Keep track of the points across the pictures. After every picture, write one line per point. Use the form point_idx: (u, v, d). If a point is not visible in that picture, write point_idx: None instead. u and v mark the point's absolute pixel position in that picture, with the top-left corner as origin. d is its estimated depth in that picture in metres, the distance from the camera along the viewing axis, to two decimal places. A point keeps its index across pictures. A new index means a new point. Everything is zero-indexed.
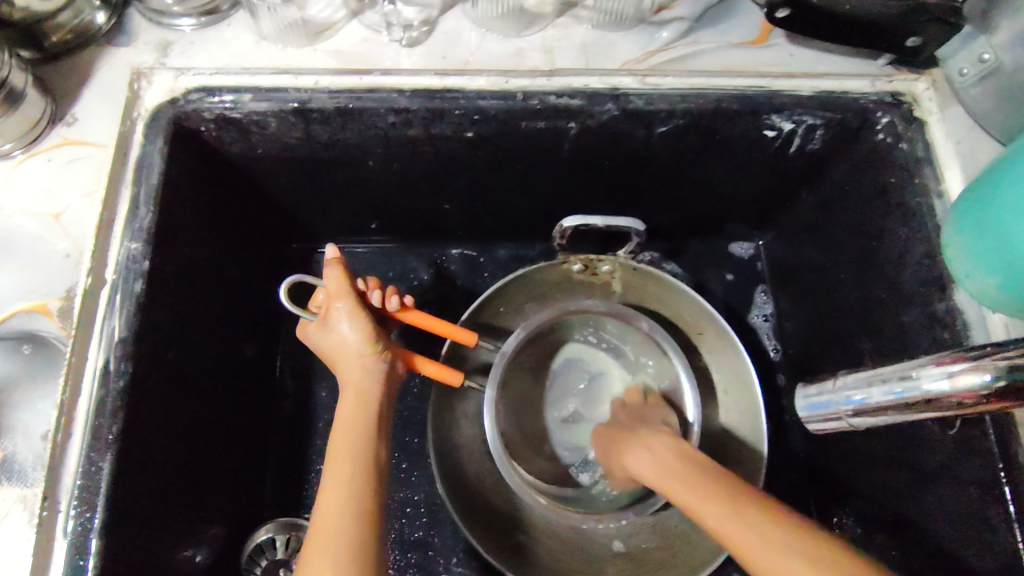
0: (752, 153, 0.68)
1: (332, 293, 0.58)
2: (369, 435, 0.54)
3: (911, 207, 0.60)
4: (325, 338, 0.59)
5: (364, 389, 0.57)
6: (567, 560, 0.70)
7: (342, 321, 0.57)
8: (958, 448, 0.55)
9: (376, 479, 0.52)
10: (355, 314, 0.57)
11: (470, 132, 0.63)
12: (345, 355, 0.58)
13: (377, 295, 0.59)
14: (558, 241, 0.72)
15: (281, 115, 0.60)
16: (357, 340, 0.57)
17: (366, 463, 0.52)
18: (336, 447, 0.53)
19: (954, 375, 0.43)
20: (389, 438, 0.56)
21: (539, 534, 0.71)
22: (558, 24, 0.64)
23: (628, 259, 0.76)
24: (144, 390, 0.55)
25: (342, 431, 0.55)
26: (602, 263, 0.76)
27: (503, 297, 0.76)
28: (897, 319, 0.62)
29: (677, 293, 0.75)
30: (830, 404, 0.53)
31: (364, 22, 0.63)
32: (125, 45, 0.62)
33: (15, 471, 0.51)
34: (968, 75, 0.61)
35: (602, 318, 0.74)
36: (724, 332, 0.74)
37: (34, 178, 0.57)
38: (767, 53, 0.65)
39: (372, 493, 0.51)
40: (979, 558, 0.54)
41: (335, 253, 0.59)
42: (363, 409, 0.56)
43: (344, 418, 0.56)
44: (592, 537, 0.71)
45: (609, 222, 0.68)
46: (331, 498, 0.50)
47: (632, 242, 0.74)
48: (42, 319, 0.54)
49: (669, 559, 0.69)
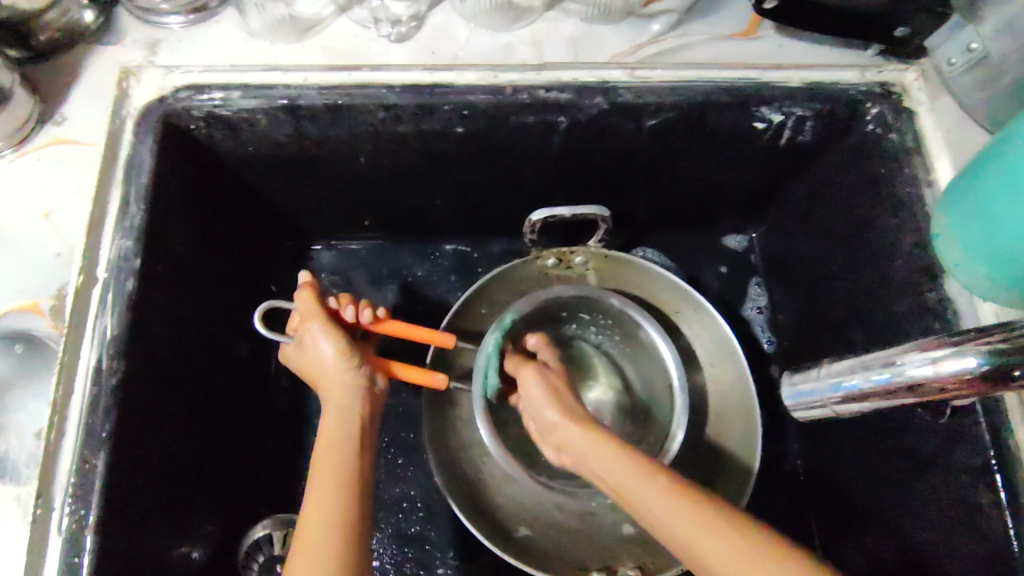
0: (743, 146, 0.68)
1: (303, 313, 0.60)
2: (353, 445, 0.55)
3: (902, 197, 0.60)
4: (305, 352, 0.60)
5: (343, 399, 0.57)
6: (569, 552, 0.70)
7: (317, 338, 0.59)
8: (948, 436, 0.55)
9: (361, 487, 0.52)
10: (328, 328, 0.59)
11: (460, 128, 0.63)
12: (325, 373, 0.59)
13: (349, 310, 0.61)
14: (530, 237, 0.73)
15: (271, 112, 0.60)
16: (333, 355, 0.58)
17: (353, 470, 0.53)
18: (321, 454, 0.54)
19: (937, 361, 0.43)
20: (373, 446, 0.57)
21: (542, 526, 0.71)
22: (547, 18, 0.64)
23: (599, 247, 0.76)
24: (137, 388, 0.55)
25: (325, 440, 0.55)
26: (576, 254, 0.77)
27: (484, 299, 0.76)
28: (889, 309, 0.63)
29: (651, 274, 0.77)
30: (816, 393, 0.53)
31: (352, 18, 0.63)
32: (113, 44, 0.62)
33: (8, 470, 0.51)
34: (957, 64, 0.61)
35: (577, 304, 0.75)
36: (701, 305, 0.76)
37: (23, 178, 0.57)
38: (756, 44, 0.65)
39: (358, 499, 0.51)
40: (970, 544, 0.55)
41: (308, 277, 0.61)
42: (345, 419, 0.56)
43: (327, 430, 0.56)
44: (600, 525, 0.71)
45: (574, 211, 0.69)
46: (319, 507, 0.50)
47: (601, 229, 0.74)
48: (34, 318, 0.54)
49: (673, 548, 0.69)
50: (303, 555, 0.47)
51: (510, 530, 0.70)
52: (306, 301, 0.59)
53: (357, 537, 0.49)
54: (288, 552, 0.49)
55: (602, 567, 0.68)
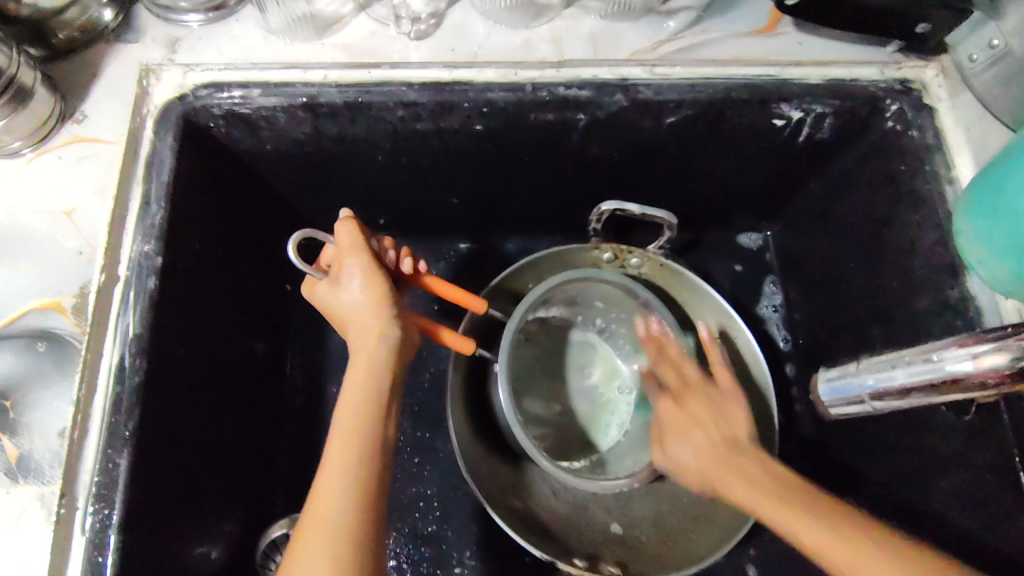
0: (761, 143, 0.68)
1: (344, 247, 0.57)
2: (381, 408, 0.52)
3: (923, 193, 0.60)
4: (336, 297, 0.57)
5: (376, 349, 0.54)
6: (561, 537, 0.70)
7: (355, 279, 0.56)
8: (971, 434, 0.55)
9: (382, 455, 0.50)
10: (368, 269, 0.56)
11: (478, 126, 0.63)
12: (356, 319, 0.56)
13: (391, 255, 0.60)
14: (592, 224, 0.73)
15: (290, 111, 0.60)
16: (369, 300, 0.56)
17: (374, 435, 0.50)
18: (342, 412, 0.51)
19: (977, 357, 0.43)
20: (398, 411, 0.54)
21: (535, 505, 0.71)
22: (566, 15, 0.64)
23: (657, 252, 0.75)
24: (158, 389, 0.54)
25: (350, 397, 0.52)
26: (632, 255, 0.76)
27: (532, 276, 0.75)
28: (908, 307, 0.62)
29: (698, 292, 0.75)
30: (854, 389, 0.53)
31: (372, 16, 0.63)
32: (133, 42, 0.61)
33: (31, 469, 0.50)
34: (978, 61, 0.61)
35: (602, 289, 0.73)
36: (742, 333, 0.73)
37: (43, 176, 0.57)
38: (775, 41, 0.64)
39: (379, 470, 0.49)
40: (994, 543, 0.54)
41: (350, 213, 0.59)
42: (375, 372, 0.53)
43: (353, 385, 0.53)
44: (590, 520, 0.72)
45: (646, 211, 0.69)
46: (332, 475, 0.48)
47: (665, 234, 0.74)
48: (56, 316, 0.54)
49: (669, 551, 0.69)
50: (316, 533, 0.46)
51: (513, 507, 0.70)
52: (348, 234, 0.57)
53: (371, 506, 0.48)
54: (299, 518, 0.48)
55: (585, 555, 0.68)
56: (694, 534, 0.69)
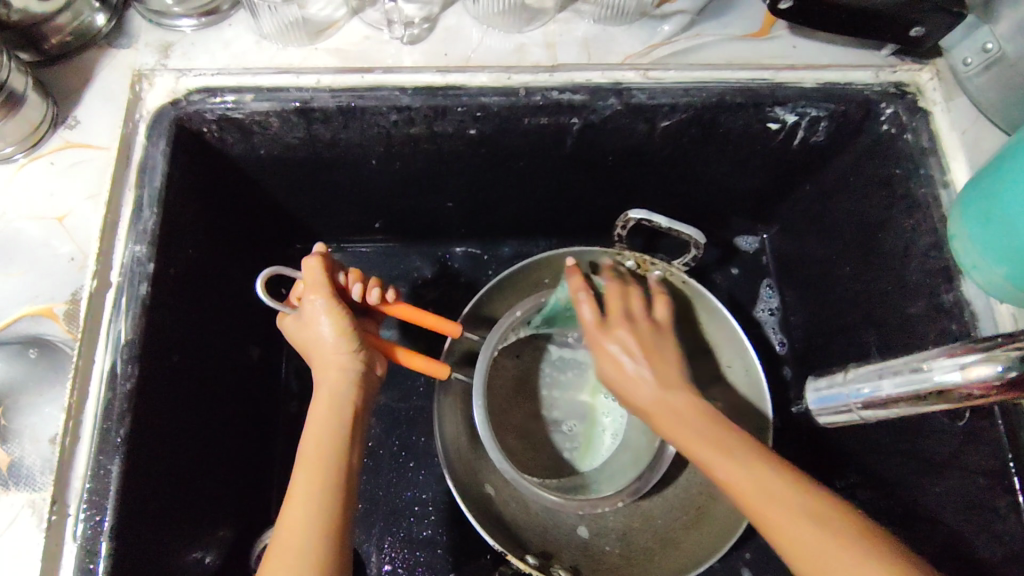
0: (756, 146, 0.68)
1: (308, 284, 0.55)
2: (348, 432, 0.53)
3: (917, 197, 0.60)
4: (302, 329, 0.57)
5: (338, 385, 0.55)
6: (525, 533, 0.70)
7: (319, 317, 0.55)
8: (966, 439, 0.55)
9: (349, 477, 0.51)
10: (333, 309, 0.55)
11: (473, 130, 0.63)
12: (322, 353, 0.56)
13: (357, 288, 0.58)
14: (619, 232, 0.71)
15: (283, 115, 0.60)
16: (333, 339, 0.55)
17: (343, 456, 0.51)
18: (311, 428, 0.53)
19: (966, 368, 0.43)
20: (363, 437, 0.55)
21: (506, 495, 0.71)
22: (559, 19, 0.63)
23: (681, 269, 0.71)
24: (150, 394, 0.54)
25: (315, 422, 0.53)
26: (655, 267, 0.72)
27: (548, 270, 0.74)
28: (903, 311, 0.62)
29: (718, 317, 0.72)
30: (840, 397, 0.53)
31: (365, 20, 0.62)
32: (126, 47, 0.61)
33: (22, 476, 0.50)
34: (972, 65, 0.61)
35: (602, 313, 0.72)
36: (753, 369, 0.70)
37: (35, 182, 0.57)
38: (768, 46, 0.64)
39: (348, 487, 0.50)
40: (987, 548, 0.54)
41: (320, 248, 0.57)
42: (338, 402, 0.54)
43: (316, 420, 0.53)
44: (560, 522, 0.72)
45: (673, 224, 0.66)
46: (304, 495, 0.49)
47: (692, 252, 0.72)
48: (47, 323, 0.54)
49: (625, 566, 0.69)
50: (287, 549, 0.46)
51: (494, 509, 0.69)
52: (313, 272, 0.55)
53: (339, 524, 0.48)
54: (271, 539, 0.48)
55: (539, 551, 0.68)
56: (657, 557, 0.68)
